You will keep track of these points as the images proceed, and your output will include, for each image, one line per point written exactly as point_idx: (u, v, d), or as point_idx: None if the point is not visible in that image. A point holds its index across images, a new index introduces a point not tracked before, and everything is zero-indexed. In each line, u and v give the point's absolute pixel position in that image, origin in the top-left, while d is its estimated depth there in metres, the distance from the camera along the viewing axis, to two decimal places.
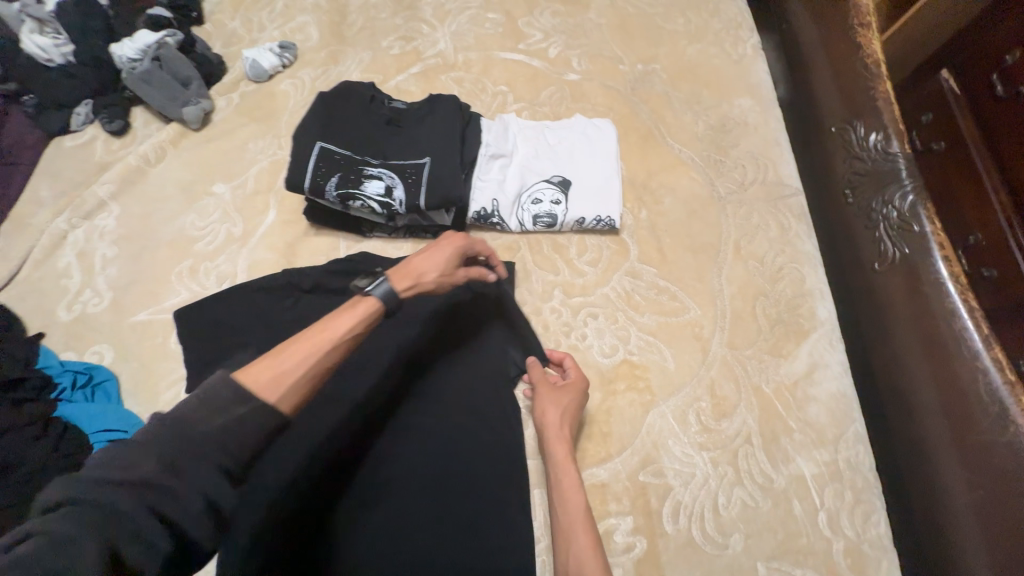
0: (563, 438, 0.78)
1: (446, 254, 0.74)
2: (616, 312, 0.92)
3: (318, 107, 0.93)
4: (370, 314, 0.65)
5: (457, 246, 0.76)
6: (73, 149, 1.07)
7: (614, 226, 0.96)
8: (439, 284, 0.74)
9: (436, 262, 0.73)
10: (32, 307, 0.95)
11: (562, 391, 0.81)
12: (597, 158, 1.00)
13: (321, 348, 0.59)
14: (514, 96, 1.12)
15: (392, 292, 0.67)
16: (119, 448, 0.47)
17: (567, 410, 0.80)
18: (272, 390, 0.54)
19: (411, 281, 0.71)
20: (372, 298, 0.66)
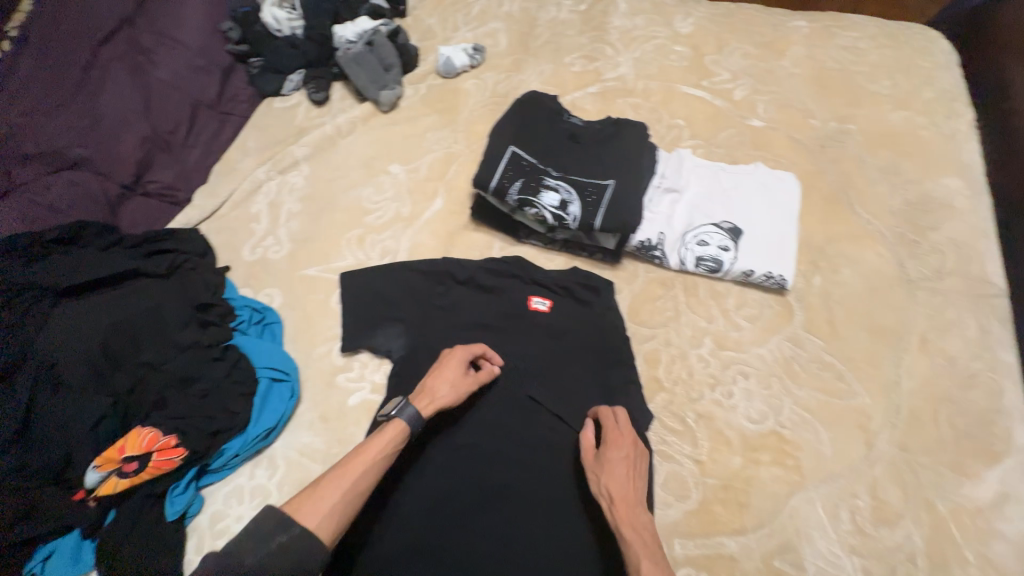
0: (621, 502, 0.70)
1: (451, 366, 0.80)
2: (770, 378, 0.86)
3: (512, 114, 0.97)
4: (396, 439, 0.71)
5: (460, 358, 0.81)
6: (281, 110, 1.21)
7: (784, 286, 0.90)
8: (454, 399, 0.78)
9: (445, 378, 0.79)
10: (223, 241, 1.06)
11: (609, 450, 0.75)
12: (774, 212, 0.95)
13: (355, 472, 0.66)
14: (690, 132, 1.10)
15: (413, 412, 0.74)
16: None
17: (620, 471, 0.73)
18: (312, 515, 0.61)
19: (427, 400, 0.76)
20: (397, 421, 0.72)
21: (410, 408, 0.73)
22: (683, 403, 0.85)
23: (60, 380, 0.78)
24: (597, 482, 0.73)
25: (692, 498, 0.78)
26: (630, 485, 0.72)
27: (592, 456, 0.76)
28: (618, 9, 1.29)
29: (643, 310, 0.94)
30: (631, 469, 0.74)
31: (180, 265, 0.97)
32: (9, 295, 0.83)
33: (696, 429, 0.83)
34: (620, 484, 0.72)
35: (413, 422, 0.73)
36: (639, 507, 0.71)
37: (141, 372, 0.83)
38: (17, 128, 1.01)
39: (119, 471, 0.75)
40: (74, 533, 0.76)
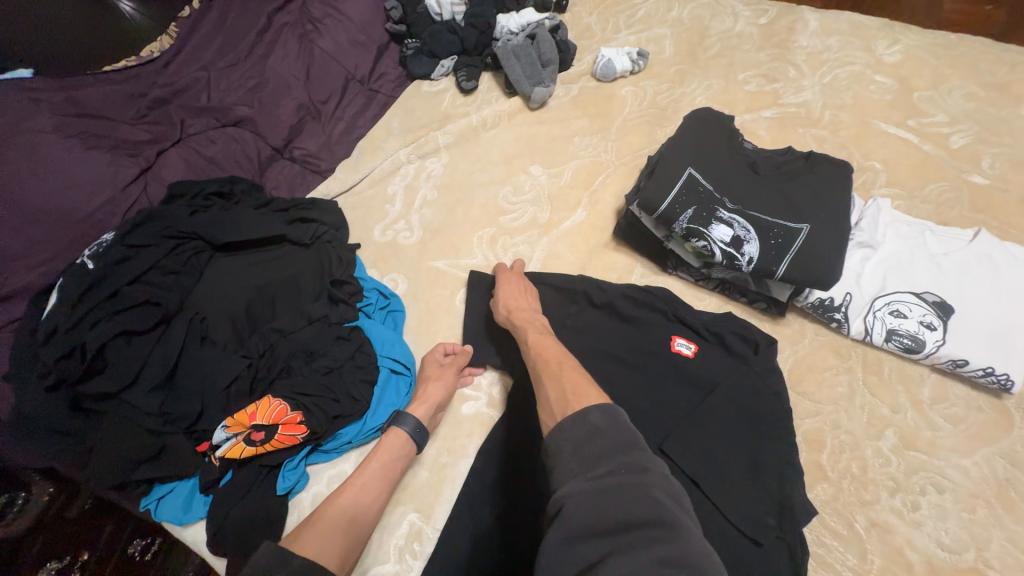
0: (515, 308, 0.83)
1: (430, 369, 0.83)
2: (974, 499, 0.69)
3: (686, 130, 0.87)
4: (400, 443, 0.74)
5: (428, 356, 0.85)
6: (428, 94, 1.19)
7: (1008, 388, 0.72)
8: (442, 391, 0.80)
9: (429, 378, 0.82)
10: (357, 218, 1.06)
11: (502, 273, 0.90)
12: (1002, 293, 0.77)
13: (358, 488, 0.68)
14: (889, 178, 0.92)
15: (410, 414, 0.77)
16: None
17: (512, 286, 0.86)
18: (314, 541, 0.59)
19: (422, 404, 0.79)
20: (396, 432, 0.75)
21: (407, 416, 0.76)
22: (852, 503, 0.71)
23: (208, 333, 0.82)
24: (494, 302, 0.87)
25: None
26: (522, 296, 0.86)
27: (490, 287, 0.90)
28: (809, 25, 1.13)
29: (808, 379, 0.80)
30: (521, 286, 0.87)
31: (319, 237, 0.97)
32: (175, 241, 0.87)
33: (867, 539, 0.69)
34: (514, 296, 0.84)
35: (415, 421, 0.76)
36: (529, 309, 0.83)
37: (274, 339, 0.84)
38: (196, 82, 1.06)
39: (247, 437, 0.74)
40: (190, 481, 0.77)
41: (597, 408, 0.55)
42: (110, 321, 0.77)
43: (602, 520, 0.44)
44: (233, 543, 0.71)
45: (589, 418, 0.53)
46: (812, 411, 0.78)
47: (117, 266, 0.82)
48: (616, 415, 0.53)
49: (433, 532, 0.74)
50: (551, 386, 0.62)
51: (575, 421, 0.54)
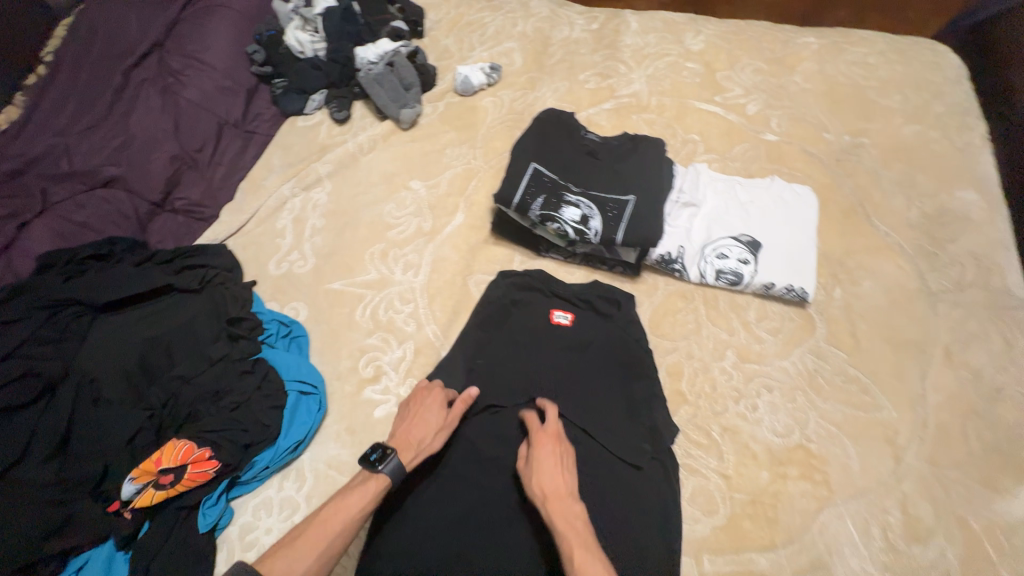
0: (553, 499, 0.70)
1: (434, 410, 0.79)
2: (795, 391, 0.86)
3: (530, 130, 1.00)
4: (381, 489, 0.70)
5: (437, 399, 0.81)
6: (304, 128, 1.24)
7: (805, 299, 0.91)
8: (434, 441, 0.77)
9: (426, 422, 0.78)
10: (249, 256, 1.09)
11: (539, 449, 0.75)
12: (792, 225, 0.96)
13: (332, 528, 0.65)
14: (705, 146, 1.11)
15: (394, 458, 0.72)
16: None
17: (549, 466, 0.74)
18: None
19: (412, 448, 0.75)
20: (381, 475, 0.71)
21: (393, 459, 0.71)
22: (708, 416, 0.86)
23: (99, 394, 0.82)
24: (529, 485, 0.73)
25: (721, 513, 0.78)
26: (560, 480, 0.72)
27: (524, 460, 0.76)
28: (630, 26, 1.31)
29: (664, 323, 0.94)
30: (562, 467, 0.74)
31: (209, 280, 0.99)
32: (49, 311, 0.87)
33: (721, 443, 0.83)
34: (551, 481, 0.72)
35: (400, 472, 0.71)
36: (570, 499, 0.71)
37: (175, 387, 0.86)
38: (53, 148, 1.05)
39: (155, 482, 0.76)
40: (107, 545, 0.76)
41: None
42: None
43: None
44: None
45: None
46: (669, 348, 0.92)
47: None
48: None
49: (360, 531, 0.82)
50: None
51: None
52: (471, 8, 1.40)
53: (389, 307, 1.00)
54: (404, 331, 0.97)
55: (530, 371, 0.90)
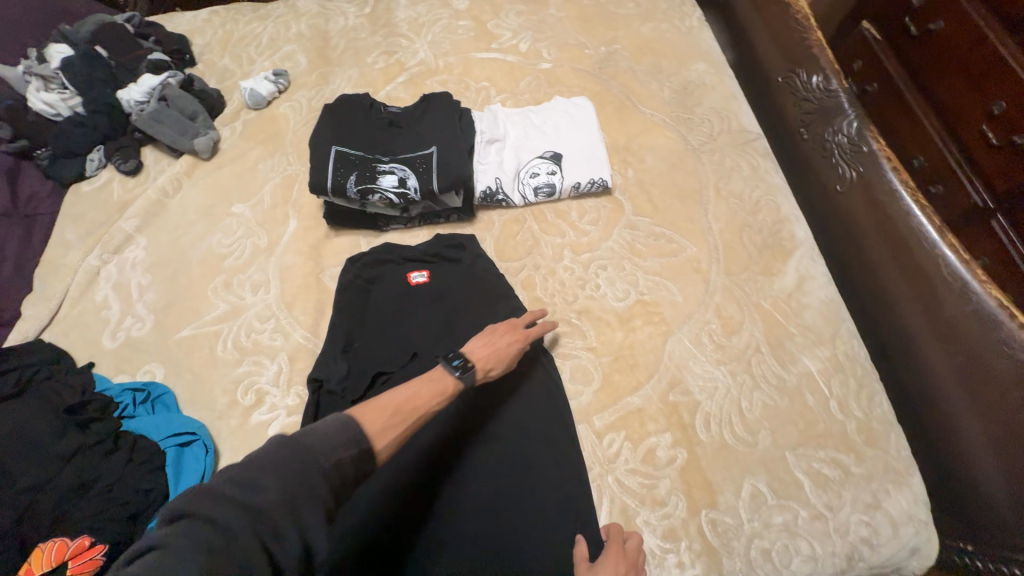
0: None
1: (516, 345, 0.85)
2: (622, 261, 1.01)
3: (326, 118, 1.03)
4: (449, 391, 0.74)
5: (522, 338, 0.86)
6: (92, 192, 1.13)
7: (607, 186, 1.06)
8: (500, 368, 0.82)
9: (500, 350, 0.83)
10: (77, 340, 0.99)
11: (605, 564, 0.70)
12: (581, 130, 1.11)
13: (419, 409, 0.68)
14: (496, 89, 1.22)
15: (472, 374, 0.77)
16: (251, 475, 0.51)
17: None
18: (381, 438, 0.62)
19: (485, 368, 0.80)
20: (455, 381, 0.75)
21: (472, 373, 0.76)
22: (564, 308, 0.98)
23: None
24: None
25: (596, 378, 0.91)
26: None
27: (586, 567, 0.71)
28: (399, 3, 1.38)
29: (507, 248, 1.05)
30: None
31: (29, 379, 0.89)
32: None
33: (581, 324, 0.96)
34: None
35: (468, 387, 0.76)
36: None
37: (27, 498, 0.77)
38: None
39: None
40: None
41: None
42: None
43: None
44: None
45: None
46: (518, 267, 1.03)
47: None
48: None
49: None
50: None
51: None
52: (238, 23, 1.36)
53: (250, 331, 0.98)
54: (273, 346, 0.97)
55: (405, 332, 0.97)
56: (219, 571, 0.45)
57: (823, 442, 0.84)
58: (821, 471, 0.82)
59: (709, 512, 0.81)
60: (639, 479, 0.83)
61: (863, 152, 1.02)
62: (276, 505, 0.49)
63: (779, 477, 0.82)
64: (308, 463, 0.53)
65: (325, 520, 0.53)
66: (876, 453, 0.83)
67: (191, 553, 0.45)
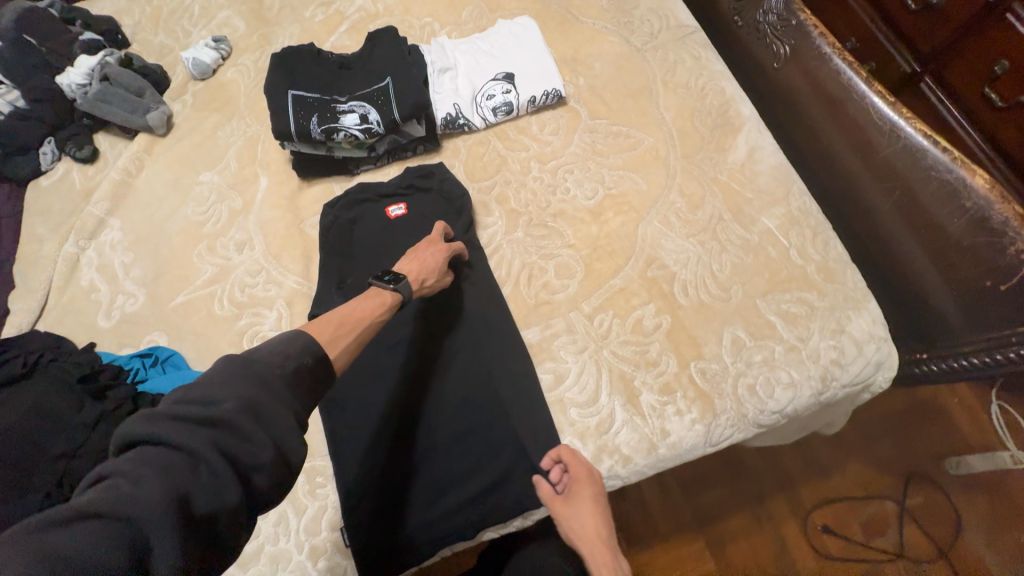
0: (584, 535, 0.86)
1: (439, 253, 0.92)
2: (587, 163, 1.07)
3: (276, 68, 1.03)
4: (390, 302, 0.82)
5: (444, 249, 0.92)
6: (53, 185, 1.12)
7: (562, 96, 1.10)
8: (431, 279, 0.89)
9: (428, 263, 0.90)
10: (73, 326, 1.01)
11: (574, 498, 0.84)
12: (528, 48, 1.14)
13: (362, 321, 0.75)
14: (439, 23, 1.23)
15: (405, 283, 0.84)
16: (202, 391, 0.57)
17: (583, 512, 0.85)
18: (333, 347, 0.70)
19: (418, 278, 0.88)
20: (391, 292, 0.83)
21: (404, 283, 0.84)
22: (539, 214, 1.03)
23: None
24: (566, 522, 0.85)
25: (579, 270, 0.98)
26: (588, 524, 0.86)
27: (560, 502, 0.84)
28: None
29: (477, 169, 1.09)
30: (601, 522, 0.87)
31: (35, 361, 0.90)
32: None
33: (557, 226, 1.02)
34: (583, 523, 0.86)
35: (406, 293, 0.84)
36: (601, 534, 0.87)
37: (62, 463, 0.80)
38: None
39: None
40: None
41: None
42: None
43: None
44: None
45: None
46: (489, 186, 1.07)
47: None
48: None
49: (324, 460, 0.88)
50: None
51: None
52: None
53: (243, 287, 1.01)
54: (268, 297, 1.00)
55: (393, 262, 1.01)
56: (178, 477, 0.51)
57: (789, 286, 0.93)
58: (789, 310, 0.91)
59: (697, 363, 0.90)
60: (631, 347, 0.91)
61: (793, 25, 1.08)
62: (236, 412, 0.56)
63: (754, 322, 0.91)
64: (260, 376, 0.60)
65: (297, 431, 0.61)
66: (836, 287, 0.93)
67: (147, 470, 0.50)
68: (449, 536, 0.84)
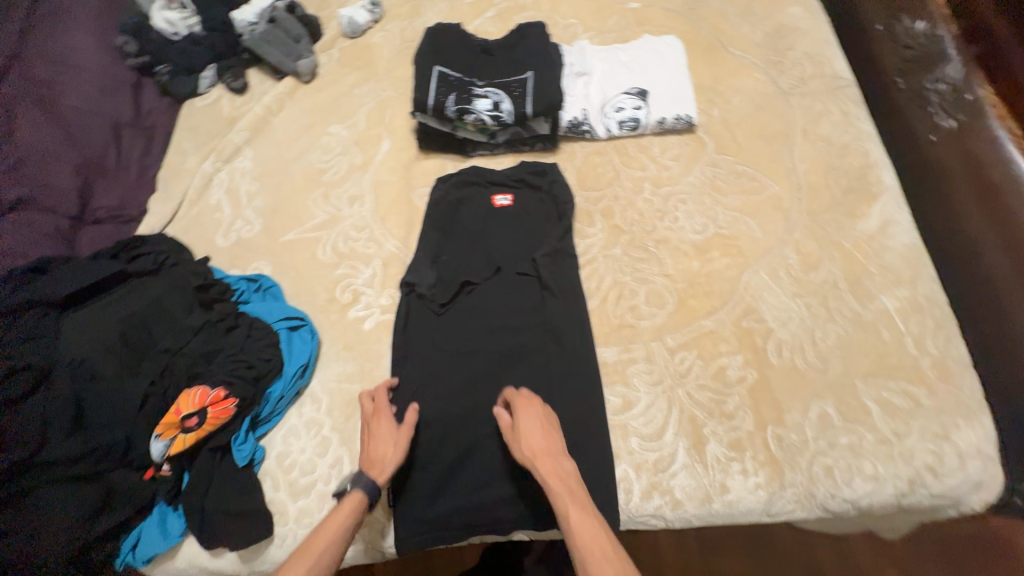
0: (542, 455, 0.77)
1: (384, 425, 0.84)
2: (703, 197, 1.04)
3: (427, 43, 1.08)
4: (356, 505, 0.76)
5: (385, 416, 0.85)
6: (205, 107, 1.24)
7: (692, 123, 1.08)
8: (394, 449, 0.81)
9: (381, 439, 0.83)
10: (194, 237, 1.10)
11: (523, 411, 0.82)
12: (668, 68, 1.12)
13: (321, 542, 0.73)
14: (584, 26, 1.23)
15: (360, 479, 0.78)
16: None
17: (535, 428, 0.80)
18: None
19: (377, 466, 0.80)
20: (353, 496, 0.77)
21: (358, 481, 0.78)
22: (642, 237, 1.02)
23: (94, 372, 0.84)
24: (519, 446, 0.79)
25: (671, 302, 0.96)
26: (543, 441, 0.79)
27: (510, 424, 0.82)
28: None
29: (589, 178, 1.08)
30: (549, 435, 0.81)
31: (163, 262, 1.00)
32: (11, 317, 0.85)
33: (658, 252, 1.00)
34: (538, 441, 0.79)
35: (368, 489, 0.77)
36: (561, 457, 0.78)
37: (167, 358, 0.89)
38: None
39: (182, 429, 0.82)
40: (157, 509, 0.83)
41: None
42: None
43: None
44: (226, 518, 0.81)
45: None
46: (598, 196, 1.07)
47: None
48: None
49: None
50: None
51: None
52: None
53: (347, 239, 1.07)
54: (368, 254, 1.05)
55: (489, 249, 1.03)
56: None
57: (895, 375, 0.86)
58: (891, 400, 0.85)
59: (775, 428, 0.85)
60: (708, 393, 0.88)
61: (966, 100, 1.01)
62: None
63: (847, 402, 0.85)
64: None
65: None
66: (949, 389, 0.85)
67: None
68: (483, 527, 0.85)
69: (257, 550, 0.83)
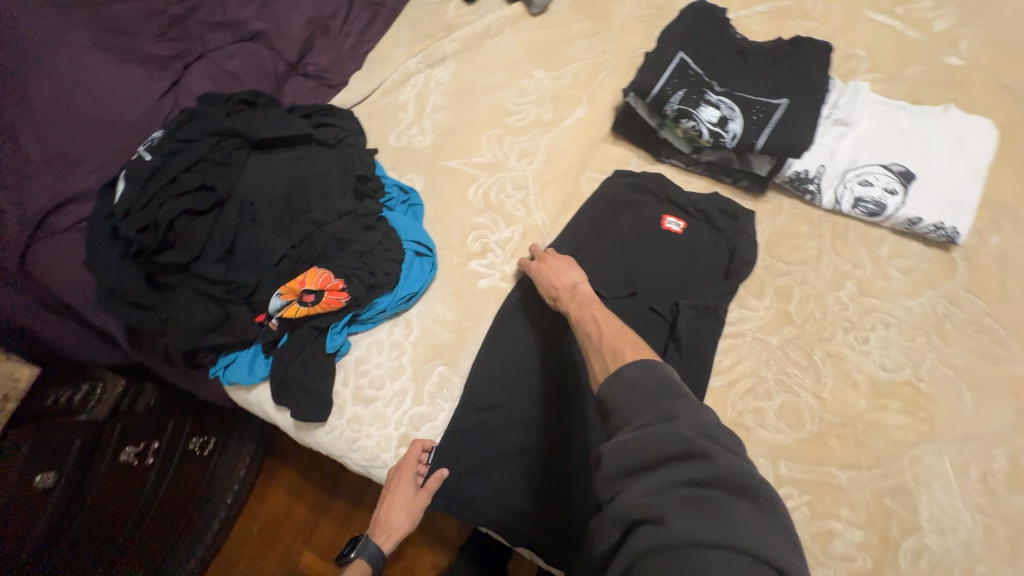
0: (559, 287, 0.84)
1: (401, 494, 0.84)
2: (915, 332, 0.82)
3: (680, 21, 0.93)
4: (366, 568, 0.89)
5: (403, 486, 0.84)
6: (432, 5, 1.23)
7: (954, 240, 0.83)
8: (408, 524, 0.87)
9: (396, 511, 0.86)
10: (373, 126, 1.14)
11: (544, 256, 0.90)
12: (961, 159, 0.86)
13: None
14: (872, 64, 0.98)
15: (370, 542, 0.89)
16: None
17: (552, 266, 0.88)
18: None
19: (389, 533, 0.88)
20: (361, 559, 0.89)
21: (368, 546, 0.89)
22: (811, 340, 0.84)
23: (256, 215, 0.93)
24: (542, 288, 0.87)
25: (808, 428, 0.78)
26: (562, 273, 0.86)
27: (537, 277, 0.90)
28: None
29: (782, 245, 0.90)
30: (568, 266, 0.87)
31: (341, 139, 1.04)
32: (216, 137, 0.95)
33: (822, 366, 0.82)
34: (555, 278, 0.86)
35: (377, 555, 0.89)
36: (576, 284, 0.84)
37: (308, 230, 0.94)
38: None
39: (298, 299, 0.88)
40: (252, 349, 0.93)
41: (632, 365, 0.58)
42: (173, 202, 0.88)
43: (637, 456, 0.47)
44: (300, 389, 0.88)
45: (624, 375, 0.57)
46: (783, 270, 0.89)
47: (171, 157, 0.92)
48: (651, 367, 0.57)
49: (459, 379, 0.90)
50: (598, 355, 0.68)
51: (630, 404, 0.54)
52: None
53: (500, 190, 1.03)
54: (513, 215, 1.01)
55: (632, 268, 0.93)
56: None
57: None
58: None
59: None
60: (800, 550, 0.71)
61: None
62: None
63: None
64: None
65: None
66: None
67: None
68: (495, 528, 0.82)
69: (309, 427, 0.90)
